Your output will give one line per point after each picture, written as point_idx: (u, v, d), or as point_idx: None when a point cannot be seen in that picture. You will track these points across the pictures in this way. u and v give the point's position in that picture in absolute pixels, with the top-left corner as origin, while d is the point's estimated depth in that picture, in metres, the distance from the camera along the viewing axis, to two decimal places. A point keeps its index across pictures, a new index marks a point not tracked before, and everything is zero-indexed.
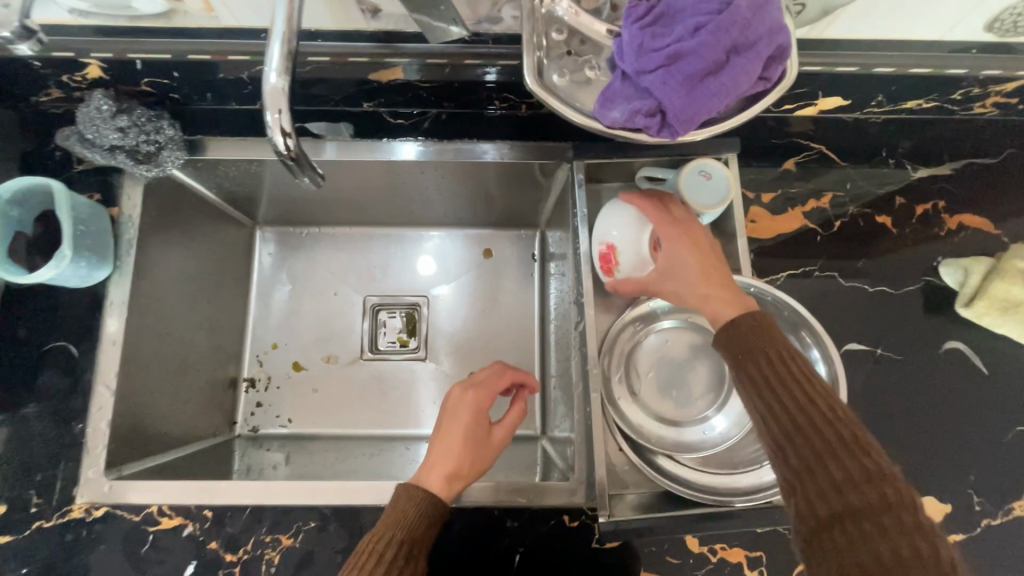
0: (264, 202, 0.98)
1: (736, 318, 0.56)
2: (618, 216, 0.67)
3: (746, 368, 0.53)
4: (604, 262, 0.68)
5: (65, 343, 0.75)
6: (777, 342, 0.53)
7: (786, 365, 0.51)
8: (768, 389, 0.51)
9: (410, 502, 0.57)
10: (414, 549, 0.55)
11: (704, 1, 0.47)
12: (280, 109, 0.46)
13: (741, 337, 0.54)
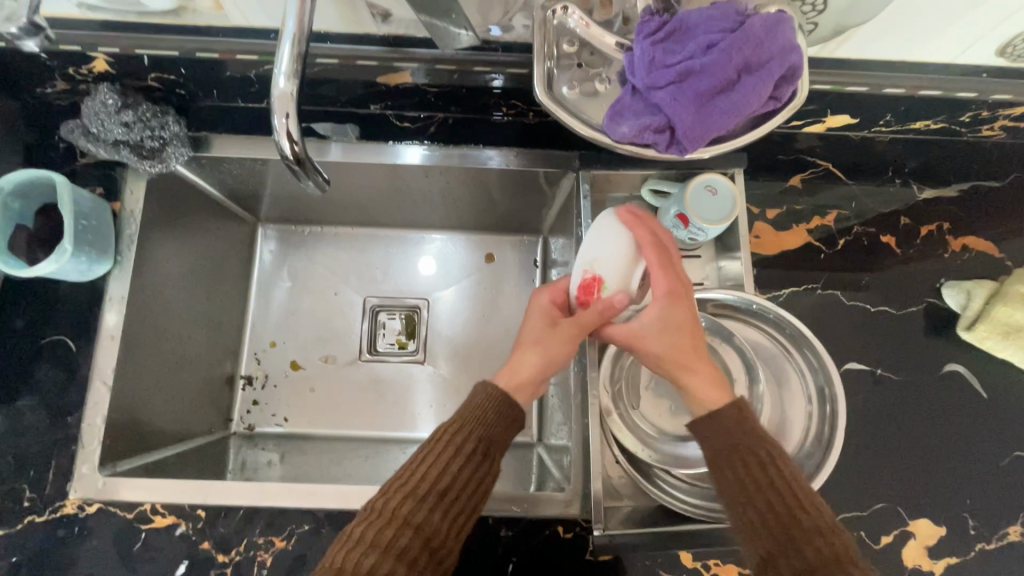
0: (266, 200, 0.97)
1: (716, 415, 0.55)
2: (606, 235, 0.58)
3: (728, 469, 0.54)
4: (586, 290, 0.59)
5: (62, 337, 0.74)
6: (756, 443, 0.54)
7: (761, 470, 0.52)
8: (748, 499, 0.52)
9: (493, 400, 0.59)
10: (489, 446, 0.57)
11: (716, 19, 0.47)
12: (287, 114, 0.46)
13: (719, 440, 0.55)
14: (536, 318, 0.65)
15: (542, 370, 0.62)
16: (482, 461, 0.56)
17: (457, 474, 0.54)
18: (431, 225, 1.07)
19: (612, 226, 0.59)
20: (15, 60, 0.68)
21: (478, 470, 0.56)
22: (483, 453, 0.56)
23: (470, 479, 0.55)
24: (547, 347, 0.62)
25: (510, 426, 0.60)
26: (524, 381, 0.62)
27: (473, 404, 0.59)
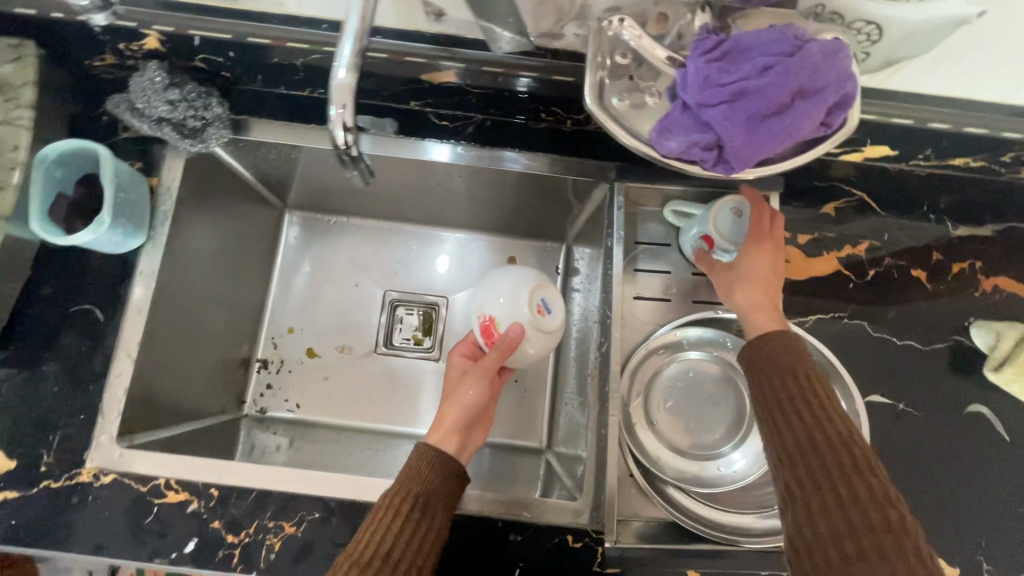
0: (296, 187, 0.98)
1: (768, 336, 0.59)
2: (497, 285, 0.82)
3: (770, 382, 0.56)
4: (486, 332, 0.81)
5: (90, 307, 0.74)
6: (807, 373, 0.56)
7: (810, 391, 0.54)
8: (783, 406, 0.54)
9: (427, 457, 0.66)
10: (428, 499, 0.62)
11: (774, 42, 0.47)
12: (344, 105, 0.47)
13: (770, 357, 0.57)
14: (455, 368, 0.82)
15: (458, 413, 0.73)
16: (424, 516, 0.61)
17: (400, 540, 0.59)
18: (454, 224, 1.07)
19: (502, 279, 0.83)
20: (71, 31, 0.70)
21: (420, 521, 0.61)
22: (421, 509, 0.61)
23: (415, 534, 0.60)
24: (458, 389, 0.76)
25: (451, 479, 0.65)
26: (446, 428, 0.70)
27: (410, 465, 0.65)
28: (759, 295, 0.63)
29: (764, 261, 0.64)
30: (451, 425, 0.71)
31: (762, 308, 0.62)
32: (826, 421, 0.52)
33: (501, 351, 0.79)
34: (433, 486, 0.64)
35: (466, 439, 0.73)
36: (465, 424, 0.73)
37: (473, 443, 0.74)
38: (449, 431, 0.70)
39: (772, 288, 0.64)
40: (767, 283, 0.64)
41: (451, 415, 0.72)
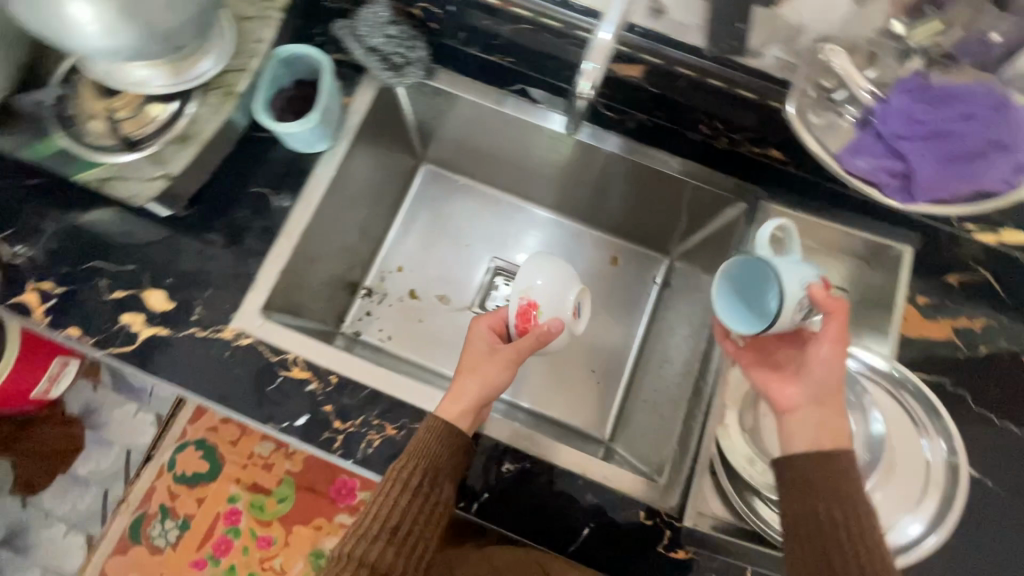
0: (444, 141, 1.06)
1: (822, 453, 0.61)
2: (550, 271, 0.79)
3: (812, 501, 0.59)
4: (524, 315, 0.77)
5: (264, 192, 0.83)
6: (857, 499, 0.58)
7: (846, 513, 0.58)
8: (823, 532, 0.58)
9: (438, 432, 0.67)
10: (437, 473, 0.66)
11: (977, 97, 0.54)
12: (601, 62, 0.55)
13: (815, 474, 0.60)
14: (481, 342, 0.76)
15: (480, 392, 0.71)
16: (431, 489, 0.65)
17: (406, 508, 0.64)
18: (549, 204, 1.13)
19: (557, 267, 0.80)
20: None
21: (427, 494, 0.65)
22: (428, 481, 0.65)
23: (422, 504, 0.64)
24: (487, 367, 0.73)
25: (460, 454, 0.68)
26: (463, 404, 0.70)
27: (418, 439, 0.67)
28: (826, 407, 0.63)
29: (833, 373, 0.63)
30: (471, 402, 0.70)
31: (827, 421, 0.63)
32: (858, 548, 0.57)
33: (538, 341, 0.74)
34: (442, 460, 0.67)
35: (475, 419, 0.71)
36: (480, 404, 0.71)
37: (481, 421, 0.73)
38: (465, 408, 0.70)
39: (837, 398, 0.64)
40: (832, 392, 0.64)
41: (462, 394, 0.71)
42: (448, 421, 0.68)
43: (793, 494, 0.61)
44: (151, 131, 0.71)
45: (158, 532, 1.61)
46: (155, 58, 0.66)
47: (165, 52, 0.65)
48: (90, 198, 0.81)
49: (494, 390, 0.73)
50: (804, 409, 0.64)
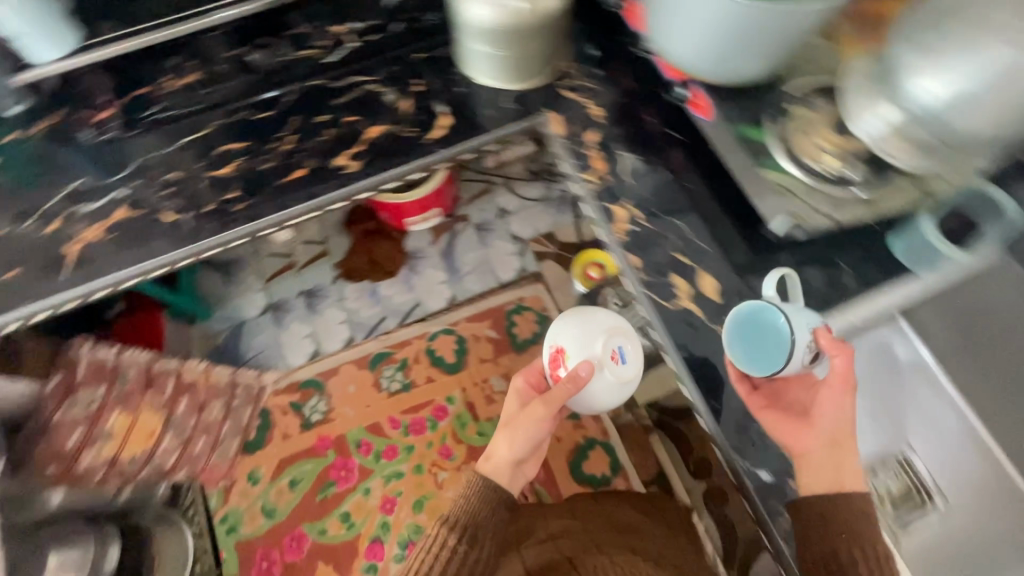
0: (958, 322, 0.99)
1: (836, 492, 0.74)
2: (567, 335, 1.18)
3: (822, 543, 0.74)
4: (557, 361, 1.17)
5: (842, 265, 0.85)
6: (862, 530, 0.74)
7: (863, 545, 0.74)
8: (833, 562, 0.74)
9: (484, 500, 1.08)
10: (475, 533, 1.06)
11: None
12: None
13: (838, 512, 0.74)
14: (518, 394, 1.18)
15: (511, 446, 1.12)
16: (466, 545, 1.04)
17: (463, 539, 1.06)
18: (936, 347, 0.99)
19: (573, 330, 1.19)
20: None
21: (463, 550, 1.04)
22: (463, 538, 1.05)
23: (462, 557, 1.05)
24: (520, 420, 1.13)
25: (495, 508, 1.09)
26: (495, 460, 1.12)
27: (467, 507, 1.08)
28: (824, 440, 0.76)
29: (843, 415, 0.75)
30: (502, 459, 1.12)
31: (828, 452, 0.76)
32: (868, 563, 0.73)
33: (573, 383, 1.11)
34: (484, 518, 1.08)
35: (514, 469, 1.13)
36: (514, 463, 1.12)
37: (520, 474, 1.15)
38: (506, 462, 1.12)
39: (838, 438, 0.76)
40: (834, 434, 0.76)
41: (496, 457, 1.13)
42: (482, 474, 1.11)
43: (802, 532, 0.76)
44: (819, 167, 0.78)
45: (387, 376, 1.80)
46: (906, 123, 0.71)
47: (921, 131, 0.70)
48: (691, 166, 0.93)
49: (520, 449, 1.13)
50: (808, 457, 0.76)
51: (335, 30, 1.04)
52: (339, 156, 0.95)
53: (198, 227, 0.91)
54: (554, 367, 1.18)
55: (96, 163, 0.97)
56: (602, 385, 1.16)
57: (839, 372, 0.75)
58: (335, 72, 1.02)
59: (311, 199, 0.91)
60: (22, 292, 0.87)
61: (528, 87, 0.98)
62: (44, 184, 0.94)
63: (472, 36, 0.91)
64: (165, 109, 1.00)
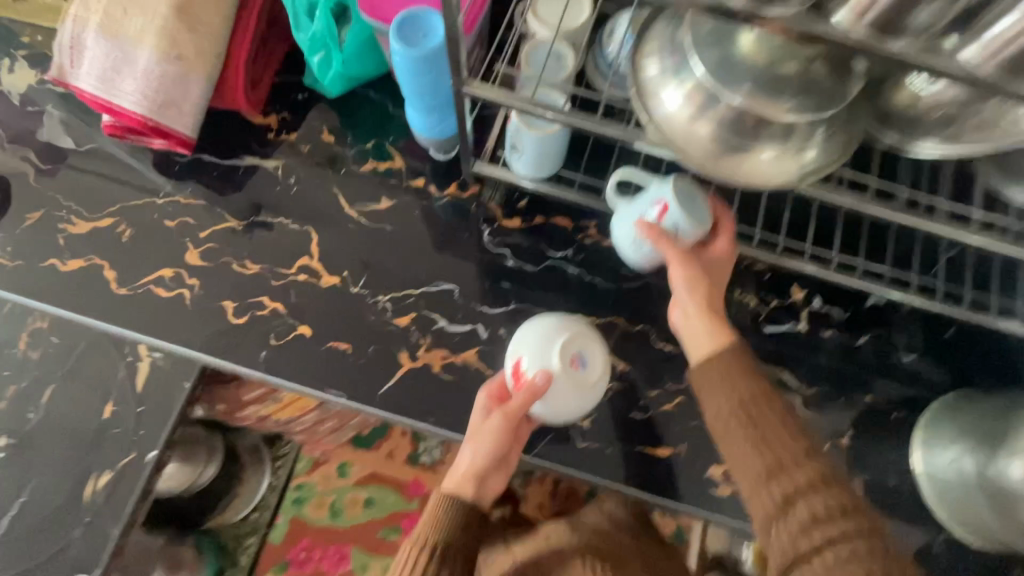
0: None
1: (711, 354, 0.65)
2: (534, 333, 0.72)
3: (734, 420, 0.61)
4: (513, 376, 0.72)
5: None
6: (745, 374, 0.62)
7: (752, 402, 0.61)
8: (764, 426, 0.60)
9: (452, 516, 0.68)
10: (447, 550, 0.66)
11: None
12: None
13: (718, 379, 0.63)
14: None
15: (478, 461, 0.69)
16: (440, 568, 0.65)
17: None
18: None
19: (534, 324, 0.74)
20: None
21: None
22: (437, 557, 0.66)
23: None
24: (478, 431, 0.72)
25: (473, 531, 0.68)
26: (457, 471, 0.70)
27: (432, 529, 0.67)
28: (693, 302, 0.69)
29: (688, 269, 0.69)
30: (464, 473, 0.70)
31: (691, 298, 0.69)
32: (780, 425, 0.60)
33: (530, 397, 0.69)
34: (463, 535, 0.68)
35: (479, 485, 0.70)
36: (479, 474, 0.69)
37: (490, 488, 0.71)
38: (467, 478, 0.69)
39: (704, 291, 0.69)
40: (698, 287, 0.69)
41: (457, 472, 0.70)
42: (446, 495, 0.69)
43: (726, 426, 0.62)
44: None
45: None
46: None
47: None
48: None
49: (489, 452, 0.70)
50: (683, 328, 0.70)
51: (794, 296, 0.84)
52: (715, 465, 0.75)
53: (532, 434, 0.76)
54: (512, 387, 0.73)
55: (467, 268, 0.83)
56: (574, 400, 0.71)
57: (668, 253, 0.70)
58: (763, 349, 0.82)
59: (651, 496, 0.74)
60: (338, 377, 0.77)
61: (978, 544, 0.70)
62: (416, 260, 0.83)
63: (995, 466, 0.65)
64: (572, 259, 0.84)
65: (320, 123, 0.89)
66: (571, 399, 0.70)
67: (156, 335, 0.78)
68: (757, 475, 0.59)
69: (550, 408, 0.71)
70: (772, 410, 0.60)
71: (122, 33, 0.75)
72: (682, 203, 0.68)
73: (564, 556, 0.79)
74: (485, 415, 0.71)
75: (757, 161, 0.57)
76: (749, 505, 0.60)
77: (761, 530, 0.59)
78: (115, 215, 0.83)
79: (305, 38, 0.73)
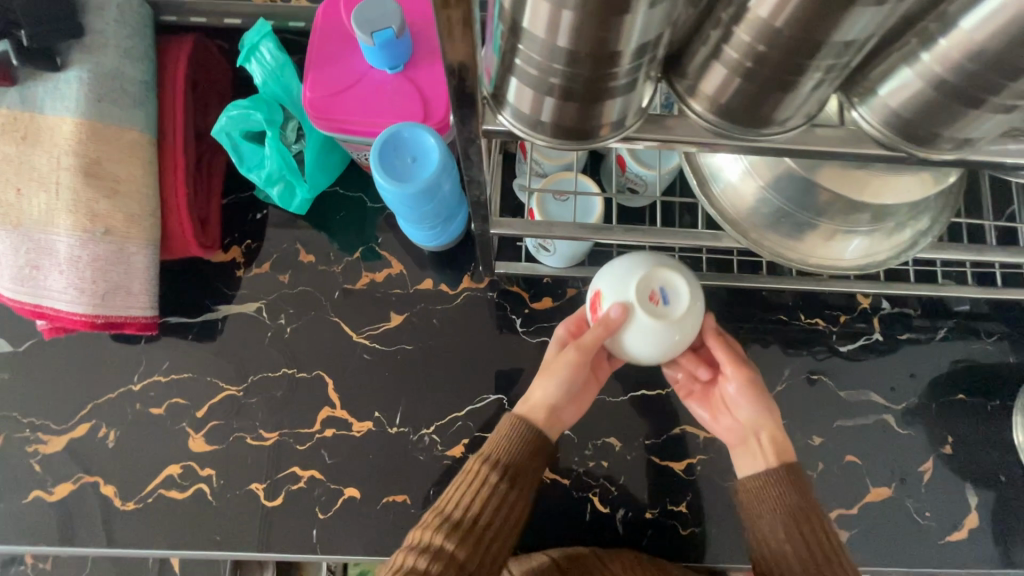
0: None
1: (767, 479, 0.56)
2: (607, 260, 0.54)
3: (786, 535, 0.54)
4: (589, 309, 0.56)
5: None
6: (809, 499, 0.55)
7: (813, 529, 0.54)
8: (823, 555, 0.53)
9: (526, 440, 0.58)
10: (517, 473, 0.57)
11: None
12: None
13: (774, 512, 0.55)
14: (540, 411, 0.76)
15: (556, 389, 0.60)
16: (509, 490, 0.57)
17: (492, 501, 0.56)
18: None
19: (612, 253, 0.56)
20: None
21: (505, 498, 0.56)
22: (506, 477, 0.57)
23: (505, 514, 0.56)
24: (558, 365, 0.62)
25: (543, 453, 0.59)
26: (532, 394, 0.61)
27: (499, 446, 0.58)
28: (744, 402, 0.59)
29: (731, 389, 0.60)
30: (539, 401, 0.60)
31: (741, 399, 0.60)
32: (838, 563, 0.53)
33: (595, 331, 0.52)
34: (533, 461, 0.59)
35: (553, 415, 0.60)
36: (555, 401, 0.60)
37: (561, 423, 0.62)
38: (541, 404, 0.60)
39: (754, 392, 0.60)
40: (747, 392, 0.59)
41: (531, 397, 0.61)
42: (520, 415, 0.59)
43: (777, 535, 0.54)
44: None
45: None
46: None
47: None
48: None
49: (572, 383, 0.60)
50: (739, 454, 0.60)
51: (861, 303, 0.77)
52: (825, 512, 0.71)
53: (630, 536, 0.70)
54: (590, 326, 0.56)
55: (508, 369, 0.73)
56: (649, 342, 0.50)
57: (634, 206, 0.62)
58: (841, 371, 0.75)
59: None
60: (403, 535, 0.68)
61: None
62: (449, 377, 0.73)
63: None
64: None
65: (290, 242, 0.75)
66: (646, 334, 0.50)
67: (182, 546, 0.67)
68: None
69: (624, 351, 0.52)
70: (829, 551, 0.53)
71: (23, 218, 0.59)
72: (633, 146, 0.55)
73: (600, 554, 0.66)
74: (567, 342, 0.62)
75: (846, 249, 0.47)
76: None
77: None
78: (91, 418, 0.70)
79: (259, 175, 0.60)
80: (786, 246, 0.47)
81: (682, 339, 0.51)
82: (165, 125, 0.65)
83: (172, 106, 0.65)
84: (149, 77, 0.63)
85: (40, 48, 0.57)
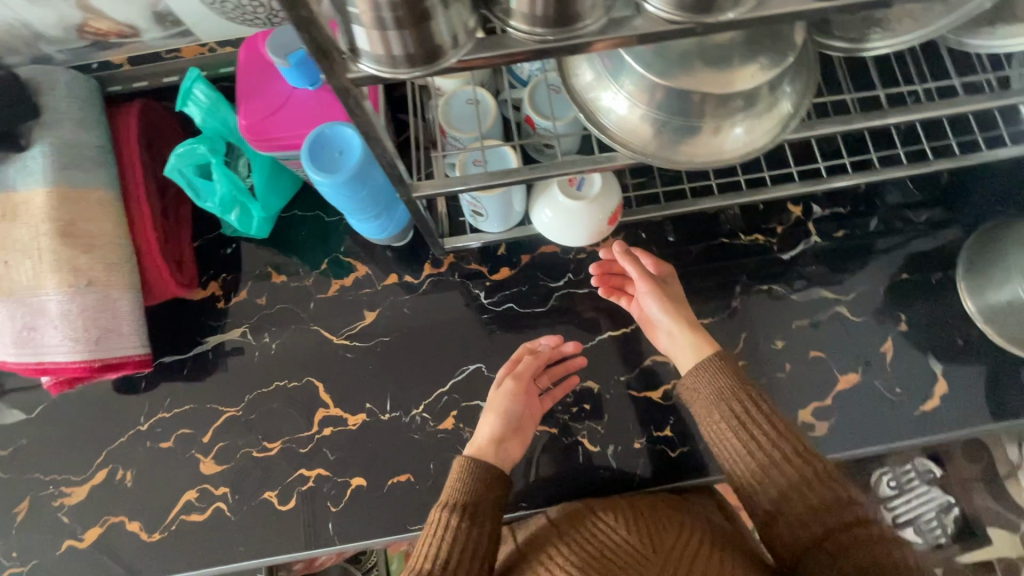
0: None
1: (696, 366, 0.67)
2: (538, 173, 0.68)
3: (721, 413, 0.64)
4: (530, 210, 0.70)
5: None
6: (731, 376, 0.65)
7: (738, 400, 0.64)
8: (754, 420, 0.63)
9: (476, 478, 0.65)
10: (475, 509, 0.64)
11: None
12: None
13: (707, 390, 0.66)
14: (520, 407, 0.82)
15: (493, 431, 0.69)
16: (472, 527, 0.63)
17: (461, 546, 0.62)
18: None
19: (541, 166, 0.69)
20: None
21: (470, 534, 0.63)
22: (466, 515, 0.63)
23: (474, 549, 0.62)
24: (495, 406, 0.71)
25: (495, 487, 0.66)
26: (476, 439, 0.69)
27: (455, 490, 0.65)
28: (673, 313, 0.71)
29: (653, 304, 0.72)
30: (482, 440, 0.69)
31: (668, 309, 0.71)
32: (768, 422, 0.63)
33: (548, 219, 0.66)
34: (490, 495, 0.65)
35: (499, 448, 0.69)
36: (498, 437, 0.69)
37: (510, 455, 0.70)
38: (485, 443, 0.69)
39: (677, 304, 0.72)
40: (673, 302, 0.72)
41: (477, 440, 0.70)
42: (467, 457, 0.67)
43: (717, 418, 0.64)
44: None
45: None
46: None
47: None
48: None
49: (504, 418, 0.69)
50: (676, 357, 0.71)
51: (793, 213, 0.83)
52: (801, 408, 0.75)
53: (624, 469, 0.73)
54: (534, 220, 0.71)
55: (482, 340, 0.78)
56: (575, 225, 0.67)
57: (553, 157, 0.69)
58: (790, 277, 0.80)
59: None
60: (413, 511, 0.72)
61: None
62: (429, 358, 0.77)
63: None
64: (577, 281, 0.81)
65: (261, 268, 0.82)
66: (573, 225, 0.67)
67: (211, 563, 0.71)
68: (756, 468, 0.62)
69: (559, 233, 0.68)
70: (759, 414, 0.63)
71: (14, 287, 0.65)
72: (537, 102, 0.63)
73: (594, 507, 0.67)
74: (498, 384, 0.73)
75: (731, 138, 0.53)
76: (747, 499, 0.64)
77: (761, 518, 0.63)
78: (108, 463, 0.75)
79: (214, 203, 0.66)
80: (678, 149, 0.53)
81: (599, 218, 0.67)
82: (127, 183, 0.72)
83: (126, 163, 0.72)
84: (104, 141, 0.70)
85: (4, 133, 0.64)
